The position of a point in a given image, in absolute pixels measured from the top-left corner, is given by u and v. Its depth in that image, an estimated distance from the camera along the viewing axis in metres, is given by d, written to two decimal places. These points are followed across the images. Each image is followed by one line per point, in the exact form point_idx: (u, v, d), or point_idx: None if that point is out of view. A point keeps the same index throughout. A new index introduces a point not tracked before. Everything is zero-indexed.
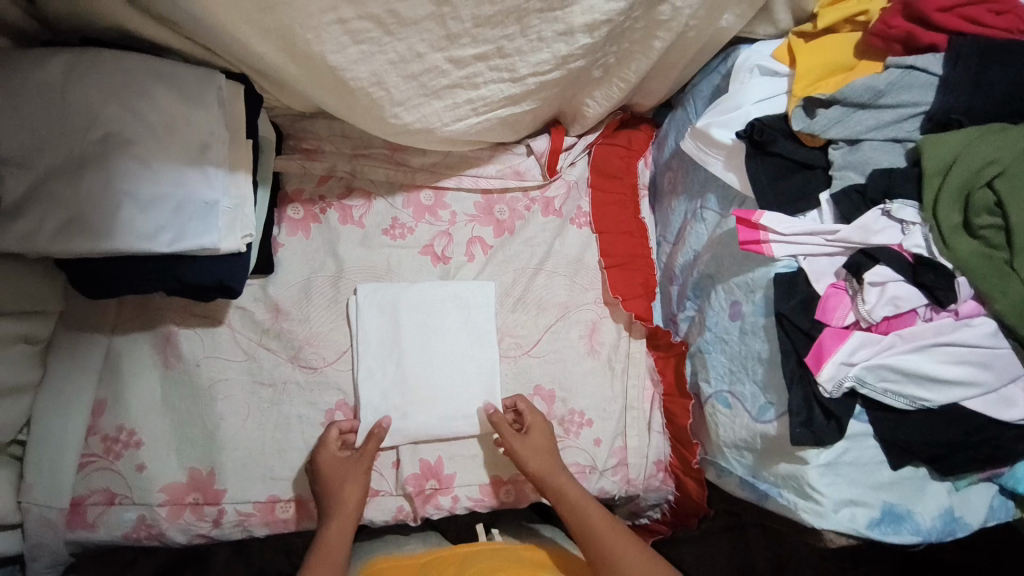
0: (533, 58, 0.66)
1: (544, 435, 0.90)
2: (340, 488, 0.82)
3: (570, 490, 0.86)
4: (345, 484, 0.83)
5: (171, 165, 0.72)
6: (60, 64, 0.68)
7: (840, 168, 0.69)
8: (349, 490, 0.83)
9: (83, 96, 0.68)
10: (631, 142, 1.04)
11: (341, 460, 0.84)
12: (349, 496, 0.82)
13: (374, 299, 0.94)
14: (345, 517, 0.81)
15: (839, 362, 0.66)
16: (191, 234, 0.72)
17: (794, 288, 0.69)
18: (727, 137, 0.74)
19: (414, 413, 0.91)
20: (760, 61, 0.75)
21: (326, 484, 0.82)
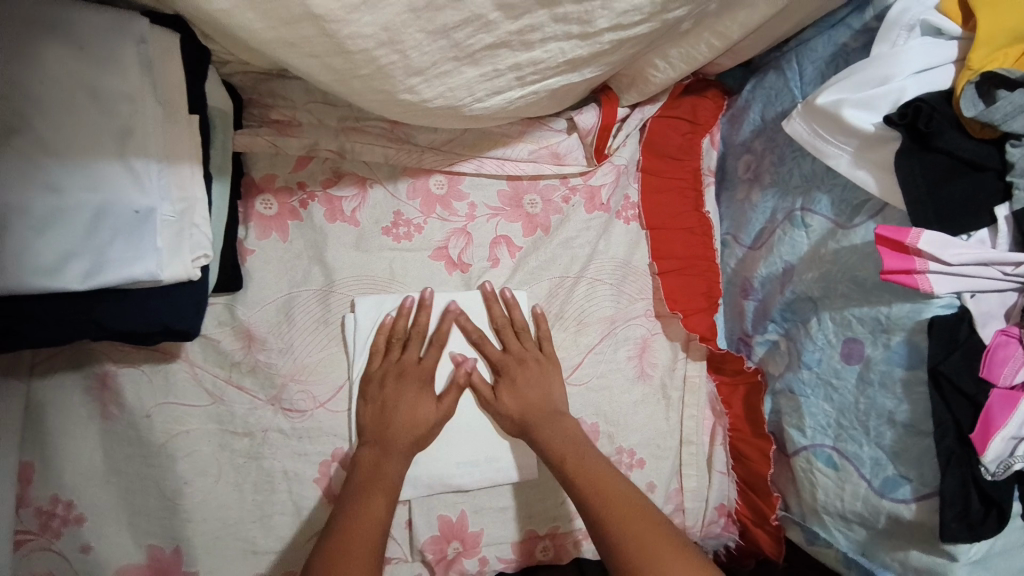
0: (620, 6, 0.45)
1: (533, 366, 0.75)
2: (419, 412, 0.71)
3: (536, 417, 0.72)
4: (426, 404, 0.71)
5: (78, 163, 0.49)
6: None
7: (1023, 175, 0.50)
8: (419, 403, 0.71)
9: None
10: (695, 113, 0.82)
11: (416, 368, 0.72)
12: (420, 411, 0.71)
13: (377, 314, 0.74)
14: (402, 436, 0.69)
15: (1010, 437, 0.49)
16: (117, 262, 0.50)
17: (957, 336, 0.51)
18: (868, 123, 0.54)
19: (428, 458, 0.73)
20: (924, 16, 0.54)
21: (403, 409, 0.70)
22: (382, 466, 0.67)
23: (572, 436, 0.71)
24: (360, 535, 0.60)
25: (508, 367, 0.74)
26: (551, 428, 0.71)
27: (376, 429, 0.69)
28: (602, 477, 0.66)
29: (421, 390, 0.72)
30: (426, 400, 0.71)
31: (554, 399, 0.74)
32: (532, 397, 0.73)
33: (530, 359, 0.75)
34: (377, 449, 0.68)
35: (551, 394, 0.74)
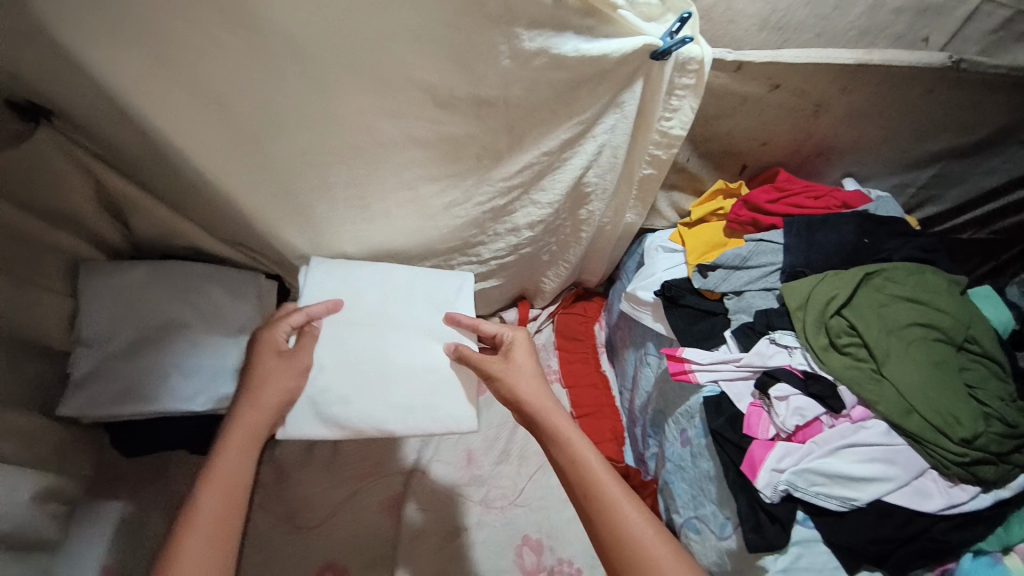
0: (492, 247, 0.90)
1: (529, 356, 0.74)
2: (265, 405, 0.67)
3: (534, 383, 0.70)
4: (272, 391, 0.69)
5: (212, 340, 0.91)
6: (142, 269, 0.88)
7: (735, 312, 0.89)
8: (271, 387, 0.69)
9: (157, 292, 0.88)
10: (586, 310, 1.26)
11: (274, 358, 0.71)
12: (270, 394, 0.68)
13: (329, 272, 0.80)
14: (248, 431, 0.64)
15: (770, 468, 0.75)
16: (222, 396, 0.88)
17: (720, 407, 0.83)
18: (649, 296, 0.96)
19: (361, 401, 0.73)
20: (661, 243, 0.99)
21: (264, 389, 0.68)
22: (221, 449, 0.62)
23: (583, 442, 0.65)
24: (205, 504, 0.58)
25: (514, 346, 0.75)
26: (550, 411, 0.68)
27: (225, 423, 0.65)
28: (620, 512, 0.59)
29: (279, 366, 0.71)
30: (286, 383, 0.70)
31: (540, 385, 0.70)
32: (532, 379, 0.71)
33: (527, 377, 0.71)
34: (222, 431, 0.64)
35: (552, 409, 0.67)
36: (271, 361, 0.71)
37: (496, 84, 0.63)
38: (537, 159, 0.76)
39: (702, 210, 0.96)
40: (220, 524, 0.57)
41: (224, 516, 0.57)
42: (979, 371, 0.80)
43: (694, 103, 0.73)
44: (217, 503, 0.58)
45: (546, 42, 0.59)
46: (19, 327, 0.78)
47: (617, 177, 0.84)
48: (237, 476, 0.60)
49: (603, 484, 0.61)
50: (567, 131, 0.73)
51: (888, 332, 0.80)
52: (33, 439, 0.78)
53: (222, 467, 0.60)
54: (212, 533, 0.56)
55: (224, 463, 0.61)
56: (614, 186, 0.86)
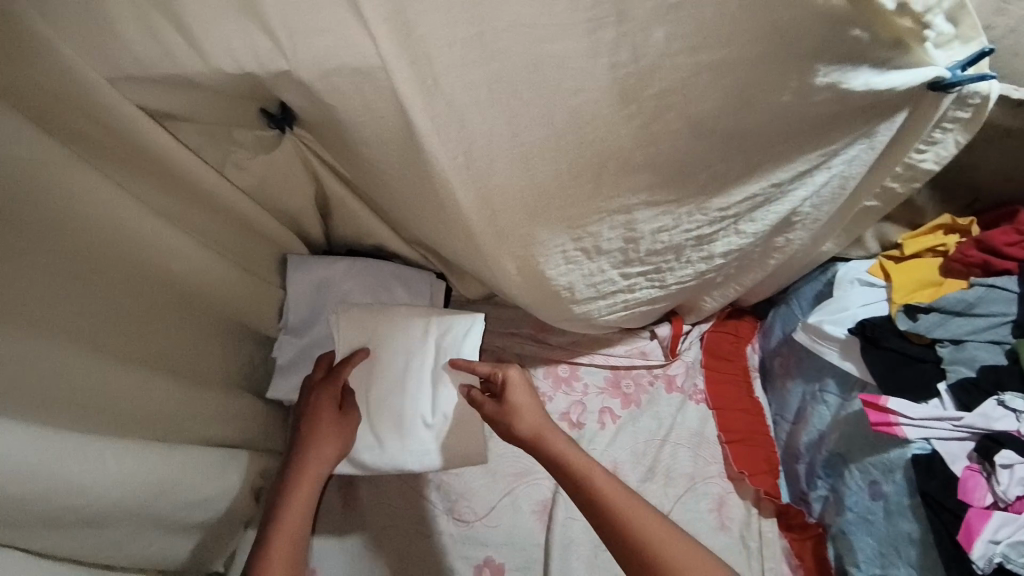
0: (679, 272, 0.88)
1: (527, 395, 0.79)
2: (320, 443, 0.79)
3: (541, 423, 0.77)
4: (335, 437, 0.80)
5: None
6: (340, 265, 0.92)
7: (951, 363, 0.81)
8: (331, 436, 0.79)
9: (350, 287, 0.92)
10: (738, 329, 1.20)
11: (332, 412, 0.81)
12: (326, 442, 0.79)
13: (355, 321, 0.85)
14: (313, 473, 0.77)
15: (986, 539, 0.71)
16: None
17: (933, 469, 0.78)
18: (839, 332, 0.89)
19: (383, 446, 0.82)
20: (857, 275, 0.92)
21: (321, 436, 0.79)
22: (295, 484, 0.76)
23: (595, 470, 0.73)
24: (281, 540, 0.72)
25: (512, 386, 0.79)
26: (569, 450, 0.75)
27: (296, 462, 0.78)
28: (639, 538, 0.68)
29: (338, 418, 0.81)
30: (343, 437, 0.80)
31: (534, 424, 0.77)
32: (533, 415, 0.78)
33: (528, 416, 0.78)
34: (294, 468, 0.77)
35: (562, 441, 0.75)
36: (331, 411, 0.81)
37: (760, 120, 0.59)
38: (761, 190, 0.72)
39: (917, 244, 0.88)
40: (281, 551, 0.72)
41: (288, 542, 0.72)
42: None
43: (962, 138, 0.69)
44: (281, 540, 0.72)
45: (839, 78, 0.53)
46: (229, 314, 0.81)
47: (835, 209, 0.79)
48: (300, 513, 0.75)
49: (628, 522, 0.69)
50: (804, 164, 0.68)
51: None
52: (253, 415, 0.84)
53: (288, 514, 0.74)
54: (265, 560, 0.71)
55: (289, 510, 0.74)
56: (827, 218, 0.80)
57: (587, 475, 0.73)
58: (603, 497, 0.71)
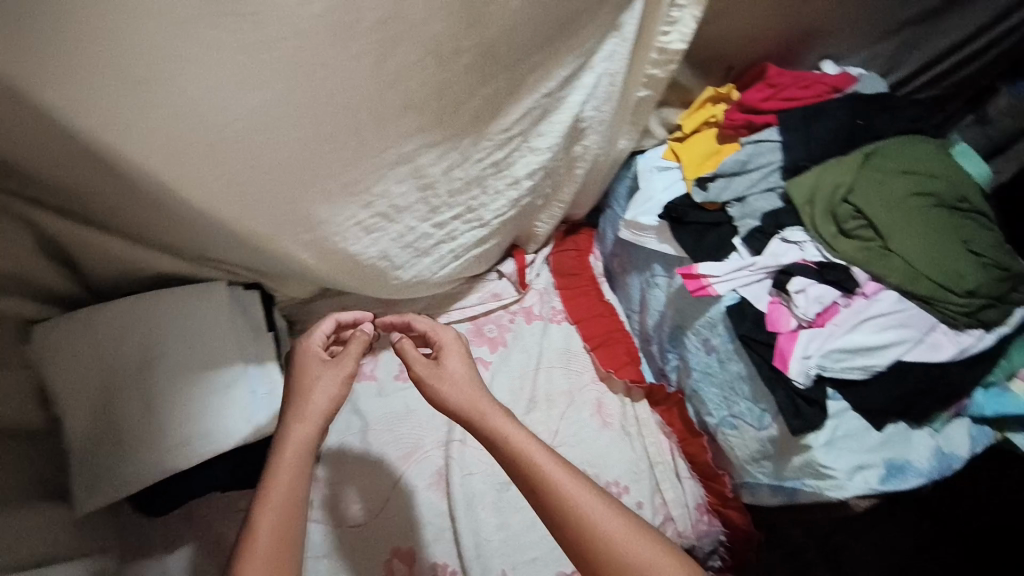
0: (493, 206, 0.85)
1: (461, 363, 0.76)
2: (312, 407, 0.70)
3: (472, 398, 0.72)
4: (330, 385, 0.72)
5: (194, 371, 0.78)
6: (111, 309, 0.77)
7: (741, 219, 0.90)
8: (319, 388, 0.71)
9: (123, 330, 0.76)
10: (577, 244, 1.24)
11: (318, 360, 0.74)
12: (319, 399, 0.70)
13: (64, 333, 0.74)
14: (298, 438, 0.68)
15: (801, 357, 0.80)
16: (232, 422, 0.77)
17: (745, 312, 0.85)
18: (653, 220, 0.95)
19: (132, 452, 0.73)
20: (655, 163, 0.98)
21: (309, 389, 0.71)
22: (287, 444, 0.67)
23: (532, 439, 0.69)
24: (273, 509, 0.63)
25: (445, 355, 0.77)
26: (498, 424, 0.71)
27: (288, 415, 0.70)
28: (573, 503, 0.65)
29: (324, 368, 0.73)
30: (335, 383, 0.72)
31: (460, 399, 0.73)
32: (462, 394, 0.73)
33: (456, 387, 0.74)
34: (280, 436, 0.68)
35: (497, 414, 0.71)
36: (315, 362, 0.74)
37: (491, 30, 0.59)
38: (536, 103, 0.71)
39: (693, 121, 0.94)
40: (282, 525, 0.63)
41: (291, 506, 0.64)
42: (975, 226, 0.81)
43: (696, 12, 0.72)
44: (276, 515, 0.63)
45: None
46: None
47: (614, 108, 0.80)
48: (291, 480, 0.65)
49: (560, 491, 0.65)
50: (568, 66, 0.70)
51: (894, 208, 0.81)
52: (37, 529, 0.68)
53: (279, 487, 0.64)
54: (271, 536, 0.61)
55: (280, 484, 0.65)
56: (610, 117, 0.82)
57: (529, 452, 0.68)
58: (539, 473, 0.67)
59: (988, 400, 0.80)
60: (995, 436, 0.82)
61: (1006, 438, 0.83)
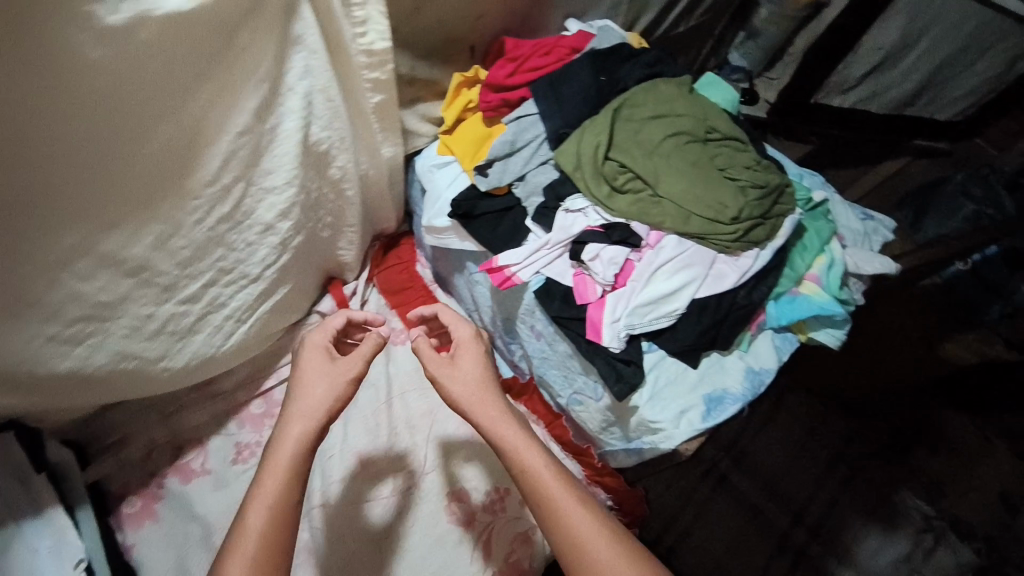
0: (256, 258, 0.76)
1: (477, 361, 0.73)
2: (340, 373, 0.72)
3: (481, 393, 0.70)
4: (354, 363, 0.73)
5: None
6: None
7: (527, 198, 0.88)
8: (311, 377, 0.71)
9: None
10: (400, 257, 1.17)
11: (320, 348, 0.74)
12: (315, 388, 0.70)
13: None
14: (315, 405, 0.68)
15: (610, 322, 0.80)
16: None
17: (552, 291, 0.85)
18: (445, 220, 0.90)
19: None
20: (432, 162, 0.91)
21: (315, 393, 0.69)
22: (321, 413, 0.68)
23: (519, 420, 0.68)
24: (253, 527, 0.59)
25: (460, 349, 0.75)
26: (496, 421, 0.67)
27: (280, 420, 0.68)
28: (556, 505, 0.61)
29: (330, 364, 0.73)
30: (326, 376, 0.71)
31: (473, 381, 0.71)
32: (474, 385, 0.71)
33: (457, 384, 0.71)
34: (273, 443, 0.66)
35: (494, 411, 0.68)
36: (319, 347, 0.75)
37: (103, 81, 0.48)
38: (235, 144, 0.62)
39: (452, 111, 0.88)
40: (277, 516, 0.60)
41: (283, 502, 0.61)
42: (728, 152, 0.85)
43: (381, 7, 0.64)
44: (267, 510, 0.60)
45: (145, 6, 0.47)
46: None
47: (347, 121, 0.73)
48: (291, 469, 0.63)
49: (549, 493, 0.62)
50: (253, 95, 0.60)
51: (651, 154, 0.83)
52: None
53: (270, 482, 0.62)
54: (272, 522, 0.59)
55: (273, 478, 0.63)
56: (349, 131, 0.75)
57: (523, 449, 0.65)
58: (529, 471, 0.64)
59: (780, 309, 0.85)
60: (799, 339, 0.87)
61: (809, 338, 0.87)
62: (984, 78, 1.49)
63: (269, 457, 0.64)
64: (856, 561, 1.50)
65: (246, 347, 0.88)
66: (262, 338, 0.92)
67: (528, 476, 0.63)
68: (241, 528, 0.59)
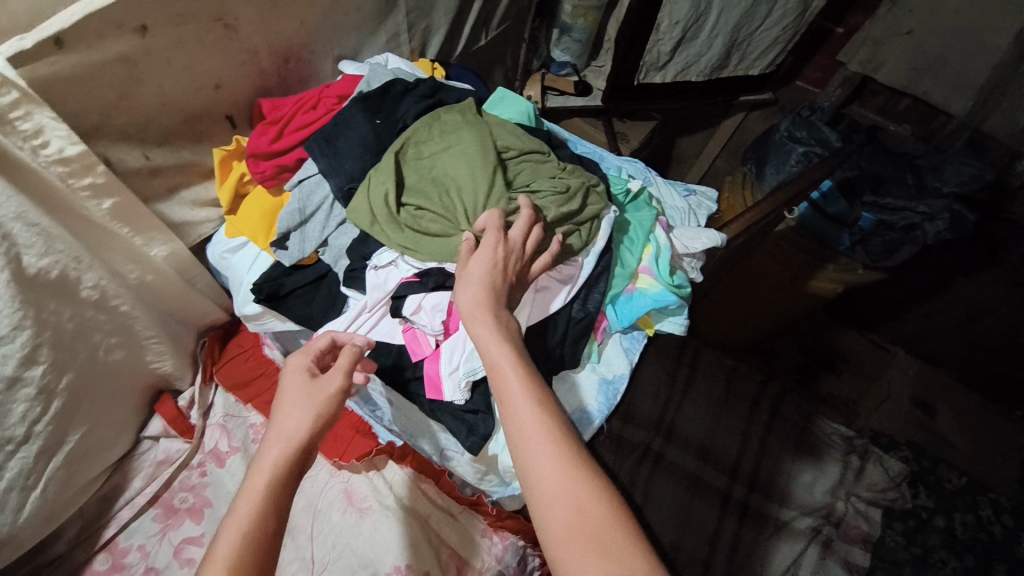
0: (13, 418, 0.64)
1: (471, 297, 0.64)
2: (296, 416, 0.58)
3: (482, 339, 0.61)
4: (334, 382, 0.61)
5: None
6: None
7: (336, 262, 0.80)
8: (302, 401, 0.59)
9: None
10: (241, 343, 1.00)
11: (304, 373, 0.62)
12: (305, 410, 0.58)
13: None
14: (293, 394, 0.60)
15: (449, 373, 0.74)
16: None
17: (385, 354, 0.78)
18: (253, 309, 0.81)
19: None
20: (223, 249, 0.83)
21: (327, 397, 0.60)
22: (292, 449, 0.56)
23: (534, 381, 0.58)
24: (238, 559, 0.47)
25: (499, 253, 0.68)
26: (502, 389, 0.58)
27: (318, 405, 0.59)
28: (564, 483, 0.51)
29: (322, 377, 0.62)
30: (307, 403, 0.59)
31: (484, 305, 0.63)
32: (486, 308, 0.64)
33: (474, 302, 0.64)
34: (284, 445, 0.55)
35: (504, 361, 0.59)
36: (298, 370, 0.63)
37: None
38: None
39: (226, 190, 0.81)
40: (252, 543, 0.49)
41: (264, 527, 0.50)
42: (526, 168, 0.82)
43: (50, 112, 0.57)
44: (237, 537, 0.49)
45: None
46: None
47: (71, 237, 0.64)
48: (274, 486, 0.53)
49: (552, 477, 0.51)
50: None
51: (447, 188, 0.77)
52: None
53: (249, 508, 0.51)
54: (246, 546, 0.48)
55: (249, 503, 0.51)
56: (83, 247, 0.66)
57: (524, 420, 0.55)
58: (530, 444, 0.53)
59: (619, 312, 0.84)
60: (646, 335, 0.89)
61: (655, 330, 0.89)
62: (782, 28, 1.54)
63: (252, 473, 0.54)
64: (796, 499, 1.32)
65: (56, 503, 0.77)
66: (80, 486, 0.82)
67: (526, 453, 0.53)
68: (208, 569, 0.47)
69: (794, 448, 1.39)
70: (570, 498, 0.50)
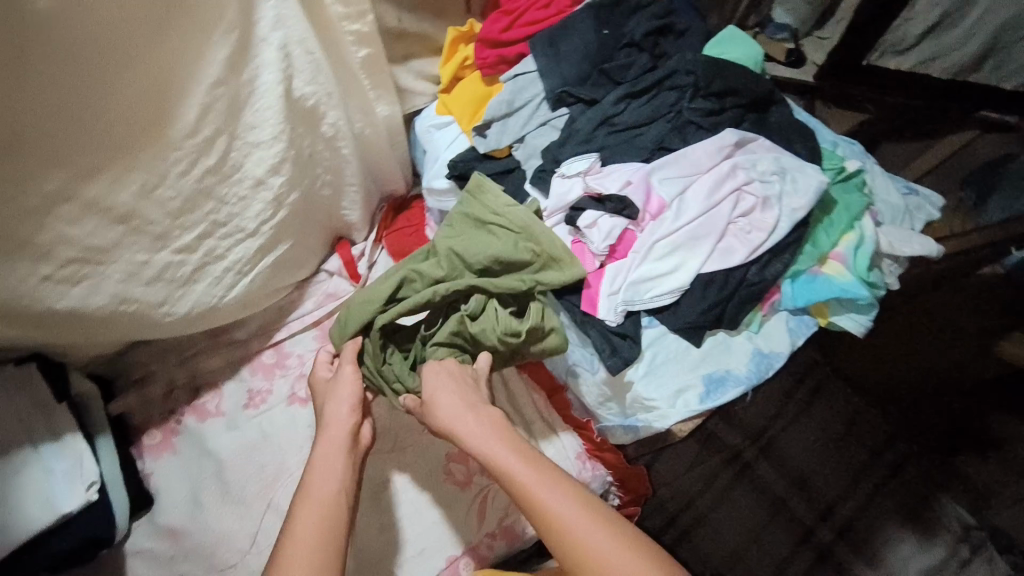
0: (250, 213, 0.77)
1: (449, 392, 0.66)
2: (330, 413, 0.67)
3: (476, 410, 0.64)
4: (350, 387, 0.69)
5: None
6: None
7: (527, 160, 0.83)
8: (334, 403, 0.68)
9: None
10: (410, 218, 1.10)
11: (329, 378, 0.72)
12: (341, 407, 0.67)
13: None
14: (337, 432, 0.65)
15: (608, 294, 0.76)
16: (33, 497, 0.73)
17: None
18: (443, 182, 0.87)
19: None
20: (430, 123, 0.90)
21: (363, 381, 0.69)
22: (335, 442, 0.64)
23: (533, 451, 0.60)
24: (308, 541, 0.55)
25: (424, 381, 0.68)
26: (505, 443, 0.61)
27: (351, 395, 0.68)
28: (578, 521, 0.54)
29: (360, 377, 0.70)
30: (343, 395, 0.68)
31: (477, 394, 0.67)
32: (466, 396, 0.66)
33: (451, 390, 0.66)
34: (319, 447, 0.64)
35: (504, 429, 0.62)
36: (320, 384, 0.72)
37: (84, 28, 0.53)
38: (210, 97, 0.65)
39: (449, 69, 0.87)
40: (323, 531, 0.57)
41: (330, 516, 0.58)
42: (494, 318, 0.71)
43: None
44: (312, 522, 0.57)
45: None
46: None
47: (330, 75, 0.75)
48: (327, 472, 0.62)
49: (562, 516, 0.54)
50: (223, 46, 0.63)
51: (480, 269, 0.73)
52: None
53: (313, 502, 0.59)
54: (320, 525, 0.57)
55: (313, 499, 0.59)
56: (335, 86, 0.76)
57: (530, 473, 0.58)
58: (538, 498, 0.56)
59: (797, 290, 0.79)
60: (817, 324, 0.81)
61: (830, 324, 0.81)
62: None
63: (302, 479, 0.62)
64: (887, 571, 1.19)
65: (254, 297, 0.91)
66: (266, 295, 0.95)
67: (538, 499, 0.56)
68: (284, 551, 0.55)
69: (902, 517, 1.23)
70: (589, 537, 0.53)
